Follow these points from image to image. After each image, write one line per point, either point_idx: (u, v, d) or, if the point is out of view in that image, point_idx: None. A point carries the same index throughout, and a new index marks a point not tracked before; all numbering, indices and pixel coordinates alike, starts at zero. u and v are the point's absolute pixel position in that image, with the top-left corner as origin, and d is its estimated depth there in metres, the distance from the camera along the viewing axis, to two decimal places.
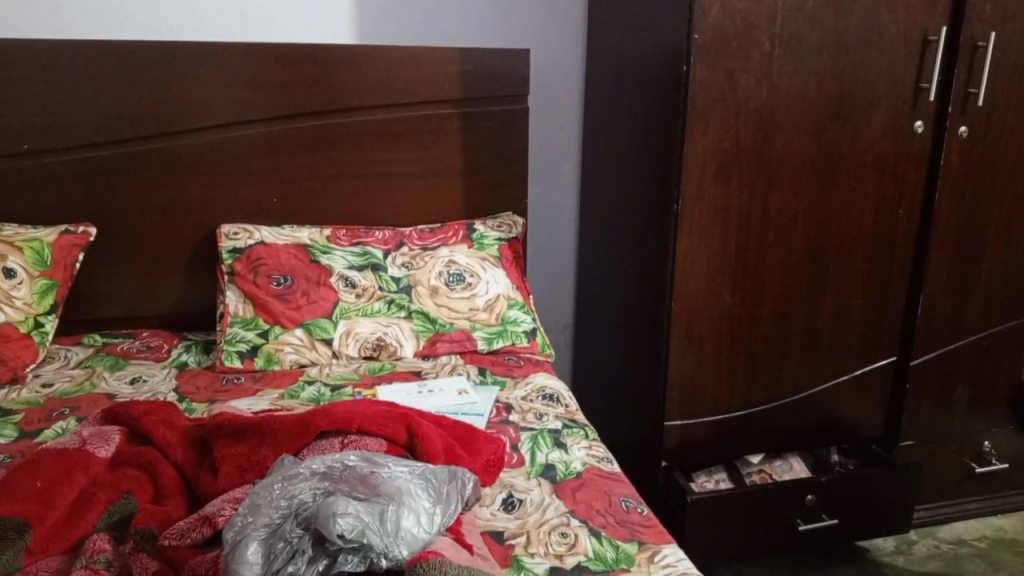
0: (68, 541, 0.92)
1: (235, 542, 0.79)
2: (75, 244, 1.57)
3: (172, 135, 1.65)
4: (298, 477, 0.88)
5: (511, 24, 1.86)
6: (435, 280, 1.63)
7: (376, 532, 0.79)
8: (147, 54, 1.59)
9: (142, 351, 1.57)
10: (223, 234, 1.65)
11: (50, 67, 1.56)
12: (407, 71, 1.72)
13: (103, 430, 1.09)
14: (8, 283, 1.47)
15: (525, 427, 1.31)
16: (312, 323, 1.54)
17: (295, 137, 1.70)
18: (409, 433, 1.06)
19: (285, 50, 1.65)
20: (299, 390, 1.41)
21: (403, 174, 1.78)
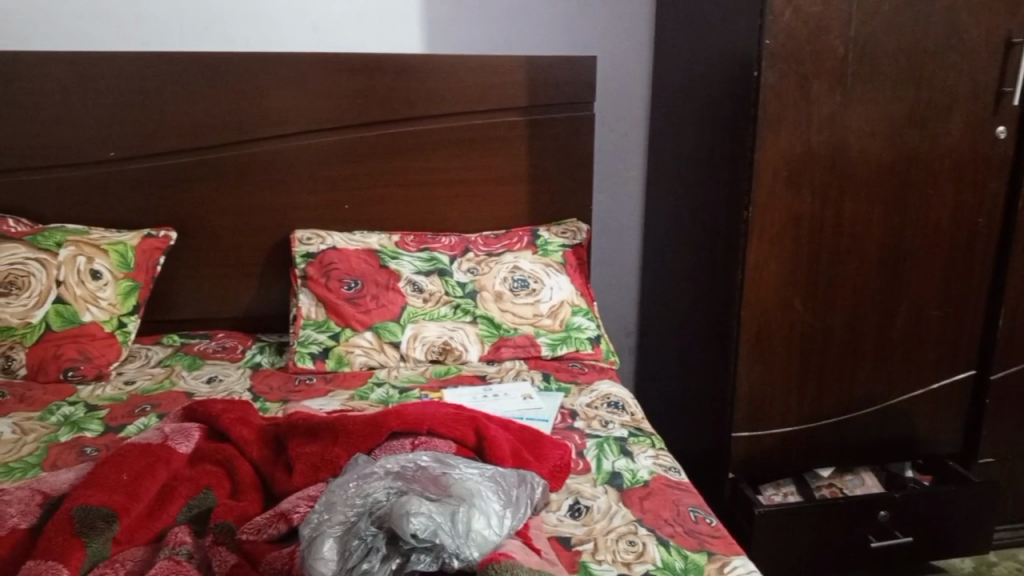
0: (151, 532, 0.95)
1: (311, 538, 0.81)
2: (156, 247, 1.64)
3: (249, 143, 1.70)
4: (373, 475, 0.90)
5: (576, 32, 1.87)
6: (500, 285, 1.64)
7: (448, 533, 0.80)
8: (224, 65, 1.65)
9: (218, 351, 1.62)
10: (296, 239, 1.69)
11: (136, 78, 1.63)
12: (473, 79, 1.74)
13: (183, 427, 1.12)
14: (95, 284, 1.54)
15: (591, 434, 1.30)
16: (381, 327, 1.57)
17: (364, 145, 1.73)
18: (478, 436, 1.07)
19: (356, 60, 1.68)
20: (368, 392, 1.44)
21: (470, 182, 1.80)
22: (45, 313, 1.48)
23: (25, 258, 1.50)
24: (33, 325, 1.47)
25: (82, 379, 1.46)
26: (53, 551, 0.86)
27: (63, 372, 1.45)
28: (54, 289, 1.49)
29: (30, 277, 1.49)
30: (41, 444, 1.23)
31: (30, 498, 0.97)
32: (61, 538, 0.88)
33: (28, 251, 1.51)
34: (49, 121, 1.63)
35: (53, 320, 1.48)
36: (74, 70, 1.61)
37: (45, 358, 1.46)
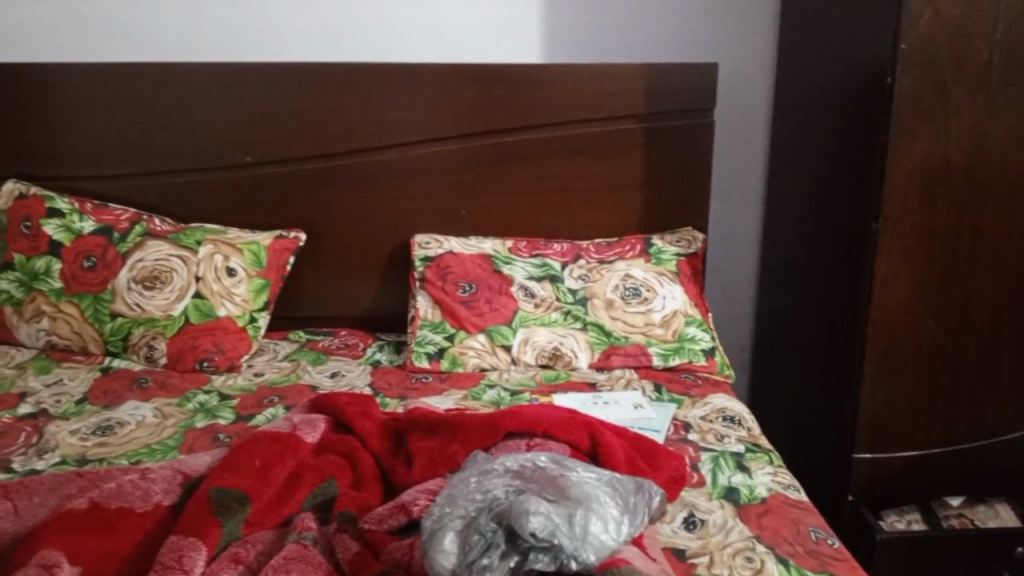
0: (279, 517, 1.00)
1: (433, 530, 0.83)
2: (286, 248, 1.73)
3: (373, 151, 1.76)
4: (493, 472, 0.91)
5: (697, 39, 1.84)
6: (611, 293, 1.63)
7: (566, 534, 0.80)
8: (351, 76, 1.72)
9: (340, 348, 1.69)
10: (416, 243, 1.74)
11: (271, 87, 1.72)
12: (591, 87, 1.74)
13: (310, 417, 1.17)
14: (230, 280, 1.63)
15: (706, 447, 1.27)
16: (494, 330, 1.59)
17: (482, 153, 1.76)
18: (593, 442, 1.07)
19: (476, 69, 1.72)
20: (480, 393, 1.47)
21: (585, 189, 1.80)
22: (184, 307, 1.58)
23: (168, 255, 1.62)
24: (173, 317, 1.58)
25: (216, 369, 1.55)
26: (194, 528, 0.91)
27: (199, 363, 1.55)
28: (193, 284, 1.60)
29: (172, 272, 1.60)
30: (180, 428, 1.32)
31: (171, 477, 1.03)
32: (201, 516, 0.93)
33: (171, 249, 1.63)
34: (193, 128, 1.74)
35: (192, 313, 1.58)
36: (216, 80, 1.72)
37: (183, 349, 1.56)
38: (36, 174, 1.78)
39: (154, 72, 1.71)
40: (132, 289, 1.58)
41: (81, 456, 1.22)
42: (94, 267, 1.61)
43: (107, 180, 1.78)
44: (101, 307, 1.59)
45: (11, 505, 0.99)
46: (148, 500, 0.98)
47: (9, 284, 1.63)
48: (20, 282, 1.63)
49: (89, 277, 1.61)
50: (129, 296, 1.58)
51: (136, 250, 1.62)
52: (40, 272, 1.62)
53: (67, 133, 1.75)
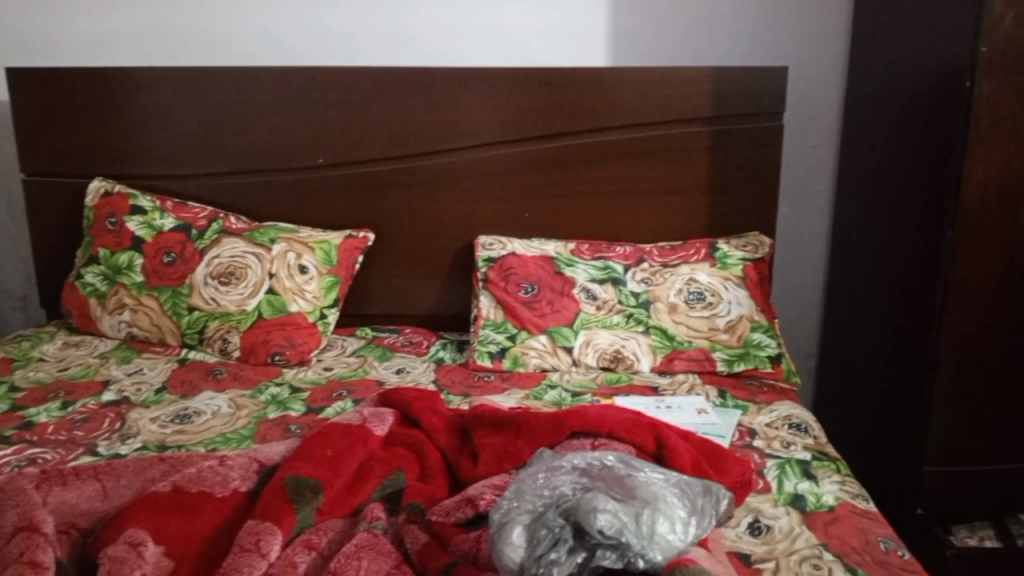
0: (350, 506, 1.03)
1: (502, 523, 0.85)
2: (356, 247, 1.77)
3: (440, 153, 1.79)
4: (561, 469, 0.93)
5: (767, 42, 1.82)
6: (675, 297, 1.63)
7: (633, 533, 0.81)
8: (421, 79, 1.75)
9: (405, 345, 1.73)
10: (480, 244, 1.76)
11: (343, 90, 1.77)
12: (658, 90, 1.74)
13: (379, 410, 1.21)
14: (302, 277, 1.68)
15: (771, 454, 1.26)
16: (555, 331, 1.60)
17: (547, 156, 1.77)
18: (658, 444, 1.07)
19: (544, 73, 1.73)
20: (542, 393, 1.48)
21: (650, 193, 1.79)
22: (258, 303, 1.64)
23: (243, 252, 1.68)
24: (247, 312, 1.63)
25: (287, 363, 1.60)
26: (270, 514, 0.95)
27: (270, 356, 1.60)
28: (266, 281, 1.65)
29: (247, 269, 1.66)
30: (253, 419, 1.36)
31: (248, 465, 1.07)
32: (276, 503, 0.97)
33: (246, 246, 1.68)
34: (268, 130, 1.80)
35: (265, 309, 1.63)
36: (291, 84, 1.77)
37: (256, 343, 1.61)
38: (121, 173, 1.86)
39: (232, 76, 1.78)
40: (209, 284, 1.65)
41: (161, 442, 1.28)
42: (173, 262, 1.68)
43: (186, 179, 1.85)
44: (179, 300, 1.65)
45: (100, 485, 1.04)
46: (226, 486, 1.02)
47: (96, 278, 1.73)
48: (104, 275, 1.73)
49: (168, 271, 1.68)
50: (206, 291, 1.65)
51: (213, 246, 1.69)
52: (123, 266, 1.71)
53: (150, 134, 1.83)
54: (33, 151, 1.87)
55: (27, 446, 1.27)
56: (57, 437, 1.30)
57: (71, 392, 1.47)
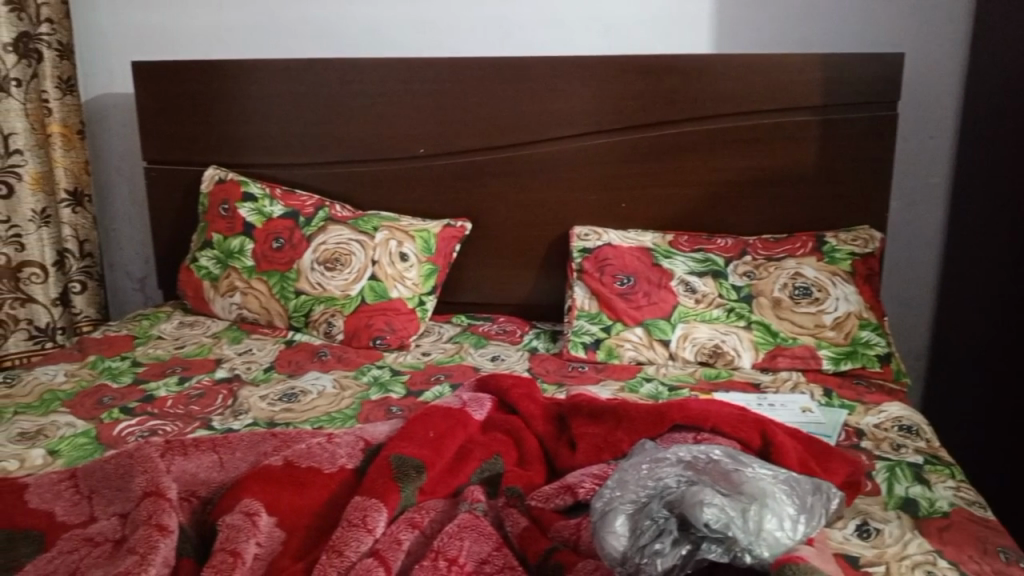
0: (450, 488, 1.05)
1: (604, 512, 0.85)
2: (454, 236, 1.80)
3: (539, 143, 1.80)
4: (665, 461, 0.92)
5: (880, 27, 1.75)
6: (779, 291, 1.58)
7: (740, 528, 0.79)
8: (521, 69, 1.76)
9: (500, 334, 1.74)
10: (575, 235, 1.76)
11: (445, 81, 1.79)
12: (764, 78, 1.69)
13: (477, 395, 1.23)
14: (403, 265, 1.72)
15: (880, 456, 1.21)
16: (651, 324, 1.59)
17: (646, 145, 1.75)
18: (764, 440, 1.05)
19: (645, 61, 1.71)
20: (638, 385, 1.47)
21: (752, 183, 1.74)
22: (361, 288, 1.69)
23: (348, 239, 1.72)
24: (351, 297, 1.68)
25: (387, 347, 1.65)
26: (376, 491, 0.98)
27: (372, 340, 1.65)
28: (369, 267, 1.70)
29: (351, 256, 1.71)
30: (356, 400, 1.41)
31: (354, 443, 1.10)
32: (382, 481, 0.99)
33: (351, 234, 1.73)
34: (372, 120, 1.85)
35: (367, 295, 1.68)
36: (395, 75, 1.81)
37: (359, 327, 1.66)
38: (233, 161, 1.94)
39: (339, 67, 1.83)
40: (315, 269, 1.71)
41: (270, 419, 1.33)
42: (282, 248, 1.75)
43: (293, 168, 1.92)
44: (287, 284, 1.72)
45: (217, 457, 1.09)
46: (334, 462, 1.06)
47: (210, 262, 1.82)
48: (218, 259, 1.81)
49: (277, 256, 1.74)
50: (312, 276, 1.70)
51: (319, 233, 1.74)
52: (235, 250, 1.79)
53: (261, 124, 1.90)
54: (153, 138, 1.97)
55: (149, 417, 1.35)
56: (176, 410, 1.37)
57: (187, 369, 1.55)
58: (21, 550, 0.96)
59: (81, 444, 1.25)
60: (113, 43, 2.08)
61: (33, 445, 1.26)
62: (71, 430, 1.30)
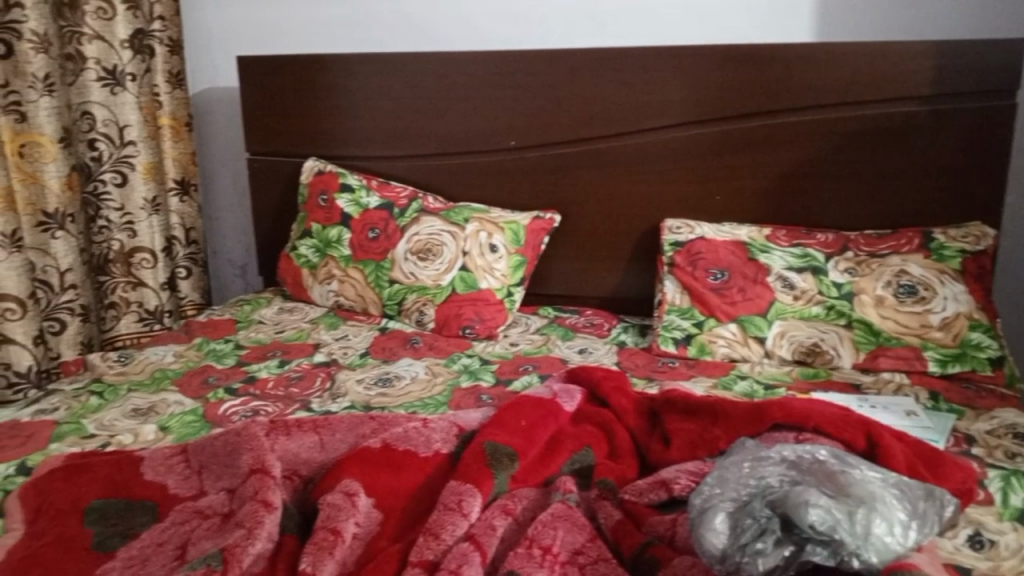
0: (542, 477, 1.06)
1: (703, 509, 0.84)
2: (543, 228, 1.80)
3: (631, 134, 1.77)
4: (767, 460, 0.90)
5: (997, 12, 1.65)
6: (882, 289, 1.51)
7: (847, 531, 0.76)
8: (614, 59, 1.74)
9: (587, 326, 1.74)
10: (667, 228, 1.73)
11: (537, 73, 1.79)
12: (869, 67, 1.62)
13: (568, 387, 1.23)
14: (493, 256, 1.73)
15: (993, 465, 1.15)
16: (746, 320, 1.55)
17: (741, 136, 1.70)
18: (869, 443, 1.01)
19: (743, 50, 1.67)
20: (731, 383, 1.44)
21: (854, 176, 1.67)
22: (452, 278, 1.71)
23: (440, 231, 1.75)
24: (442, 287, 1.71)
25: (476, 337, 1.66)
26: (470, 476, 0.99)
27: (462, 329, 1.67)
28: (460, 258, 1.72)
29: (443, 246, 1.73)
30: (447, 387, 1.43)
31: (449, 428, 1.13)
32: (476, 466, 1.01)
33: (442, 225, 1.76)
34: (465, 113, 1.87)
35: (458, 285, 1.70)
36: (487, 67, 1.82)
37: (449, 316, 1.68)
38: (330, 153, 2.00)
39: (434, 60, 1.85)
40: (409, 259, 1.74)
41: (366, 403, 1.37)
42: (377, 238, 1.79)
43: (387, 160, 1.97)
44: (382, 274, 1.76)
45: (318, 438, 1.13)
46: (429, 447, 1.09)
47: (308, 250, 1.88)
48: (317, 248, 1.86)
49: (373, 246, 1.79)
50: (406, 266, 1.74)
51: (413, 224, 1.78)
52: (333, 240, 1.84)
53: (358, 117, 1.95)
54: (256, 131, 2.05)
55: (251, 398, 1.40)
56: (276, 392, 1.42)
57: (287, 352, 1.61)
58: (137, 519, 1.02)
59: (190, 422, 1.31)
60: (219, 38, 2.16)
61: (146, 420, 1.33)
62: (180, 408, 1.37)
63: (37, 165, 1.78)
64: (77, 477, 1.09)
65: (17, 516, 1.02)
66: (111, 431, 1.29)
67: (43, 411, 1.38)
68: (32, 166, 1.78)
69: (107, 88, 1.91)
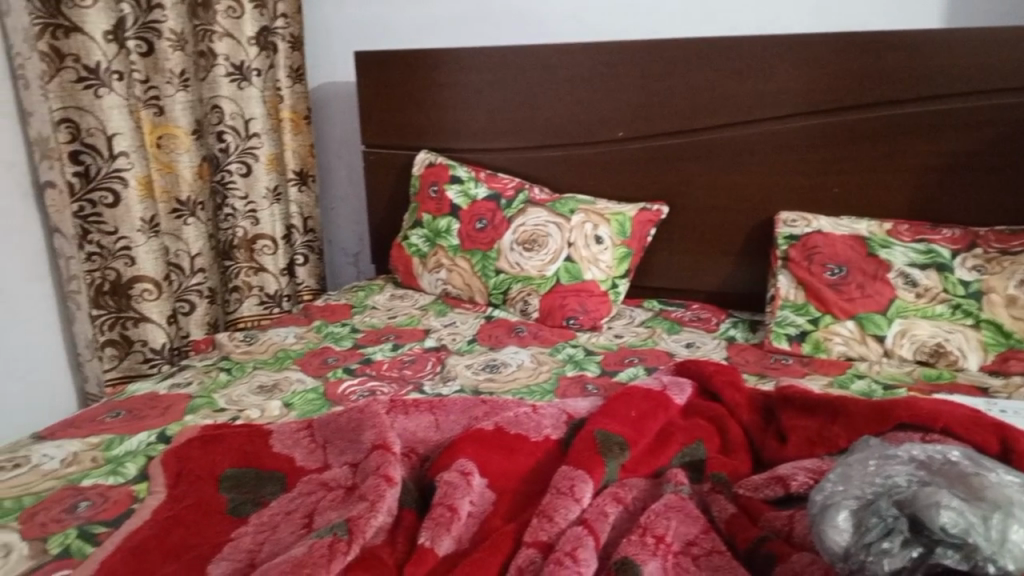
0: (652, 468, 1.06)
1: (826, 507, 0.83)
2: (650, 220, 1.79)
3: (743, 125, 1.74)
4: (895, 458, 0.87)
5: None
6: (1014, 288, 1.42)
7: (982, 535, 0.73)
8: (727, 49, 1.70)
9: (694, 320, 1.72)
10: (781, 220, 1.69)
11: (647, 64, 1.78)
12: (1005, 53, 1.52)
13: (678, 379, 1.22)
14: (598, 248, 1.73)
15: None
16: (865, 317, 1.50)
17: (864, 127, 1.64)
18: (1004, 447, 0.96)
19: (865, 38, 1.60)
20: (847, 382, 1.40)
21: (987, 168, 1.58)
22: (557, 269, 1.72)
23: (546, 222, 1.77)
24: (546, 278, 1.73)
25: (580, 327, 1.67)
26: (581, 463, 1.00)
27: (566, 320, 1.68)
28: (565, 249, 1.73)
29: (548, 237, 1.75)
30: (554, 375, 1.45)
31: (558, 415, 1.16)
32: (587, 453, 1.02)
33: (548, 216, 1.77)
34: (575, 104, 1.88)
35: (562, 276, 1.71)
36: (597, 59, 1.82)
37: (553, 307, 1.70)
38: (442, 145, 2.06)
39: (544, 52, 1.87)
40: (515, 250, 1.77)
41: (476, 387, 1.40)
42: (484, 228, 1.82)
43: (497, 152, 2.00)
44: (488, 263, 1.80)
45: (433, 418, 1.18)
46: (539, 432, 1.12)
47: (419, 239, 1.93)
48: (427, 237, 1.92)
49: (480, 236, 1.82)
50: (511, 256, 1.77)
51: (519, 215, 1.80)
52: (442, 230, 1.89)
53: (469, 109, 1.99)
54: (370, 124, 2.12)
55: (368, 378, 1.46)
56: (391, 373, 1.48)
57: (400, 337, 1.66)
58: (267, 488, 1.08)
59: (312, 399, 1.38)
60: (336, 35, 2.25)
61: (272, 396, 1.40)
62: (302, 385, 1.44)
63: (172, 155, 1.89)
64: (213, 446, 1.17)
65: (159, 479, 1.10)
66: (240, 405, 1.37)
67: (179, 384, 1.48)
68: (168, 156, 1.89)
69: (235, 82, 2.00)
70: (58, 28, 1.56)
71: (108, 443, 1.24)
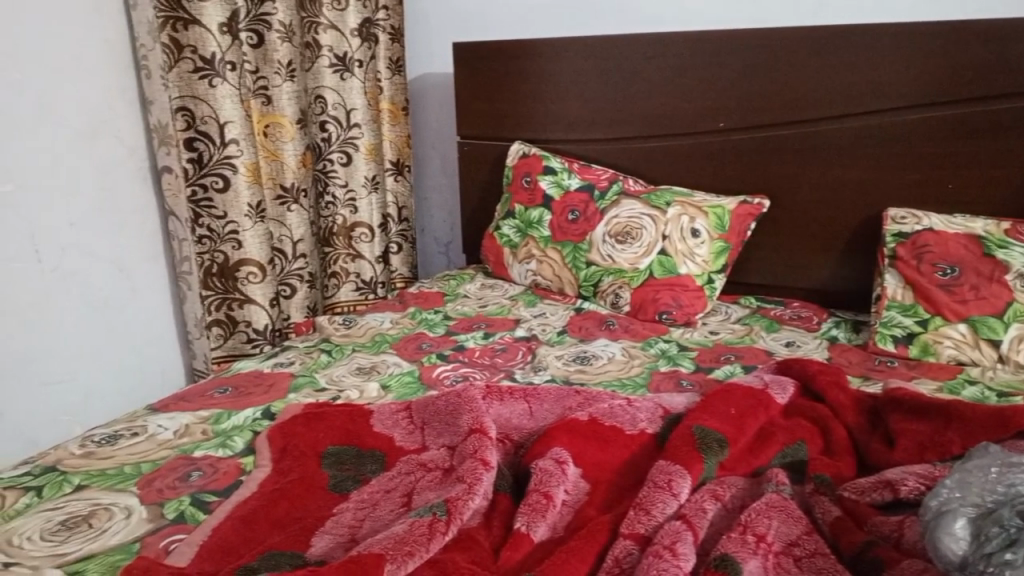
0: (751, 467, 1.04)
1: (942, 517, 0.79)
2: (750, 213, 1.74)
3: (850, 116, 1.68)
4: (1021, 467, 0.82)
5: None
6: None
7: None
8: (835, 38, 1.65)
9: (794, 319, 1.67)
10: (888, 217, 1.62)
11: (749, 54, 1.74)
12: None
13: (779, 378, 1.20)
14: (694, 241, 1.71)
15: None
16: (978, 320, 1.42)
17: (984, 121, 1.55)
18: None
19: (989, 26, 1.52)
20: (958, 387, 1.33)
21: None
22: (650, 262, 1.71)
23: (640, 213, 1.75)
24: (639, 271, 1.71)
25: (673, 322, 1.65)
26: (679, 458, 0.99)
27: (658, 314, 1.66)
28: (659, 242, 1.71)
29: (642, 230, 1.73)
30: (646, 369, 1.44)
31: (653, 409, 1.15)
32: (686, 449, 1.00)
33: (642, 208, 1.75)
34: (673, 95, 1.85)
35: (656, 269, 1.70)
36: (698, 49, 1.79)
37: (645, 300, 1.68)
38: (537, 136, 2.06)
39: (643, 42, 1.85)
40: (607, 242, 1.76)
41: (567, 377, 1.41)
42: (577, 220, 1.82)
43: (593, 143, 2.00)
44: (579, 255, 1.79)
45: (527, 406, 1.19)
46: (634, 425, 1.11)
47: (512, 230, 1.95)
48: (519, 228, 1.93)
49: (572, 228, 1.82)
50: (604, 248, 1.76)
51: (613, 207, 1.79)
52: (534, 221, 1.89)
53: (566, 99, 1.99)
54: (467, 114, 2.15)
55: (461, 364, 1.49)
56: (483, 361, 1.50)
57: (491, 325, 1.68)
58: (367, 467, 1.12)
59: (408, 382, 1.41)
60: (436, 26, 2.28)
61: (369, 378, 1.44)
62: (398, 369, 1.48)
63: (278, 143, 1.96)
64: (316, 423, 1.21)
65: (265, 454, 1.15)
66: (339, 386, 1.42)
67: (281, 363, 1.54)
68: (274, 144, 1.96)
69: (338, 73, 2.05)
70: (179, 20, 1.63)
71: (216, 417, 1.30)
